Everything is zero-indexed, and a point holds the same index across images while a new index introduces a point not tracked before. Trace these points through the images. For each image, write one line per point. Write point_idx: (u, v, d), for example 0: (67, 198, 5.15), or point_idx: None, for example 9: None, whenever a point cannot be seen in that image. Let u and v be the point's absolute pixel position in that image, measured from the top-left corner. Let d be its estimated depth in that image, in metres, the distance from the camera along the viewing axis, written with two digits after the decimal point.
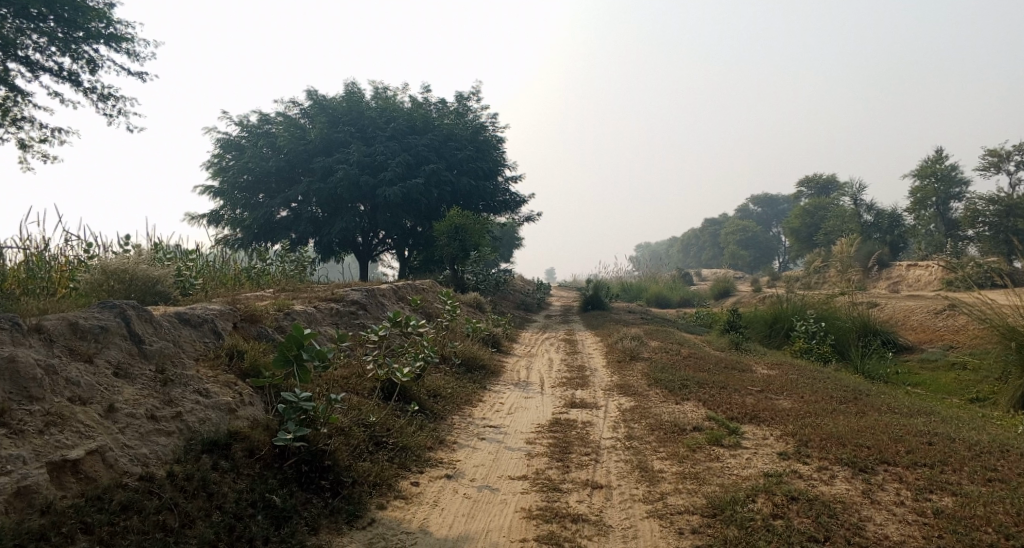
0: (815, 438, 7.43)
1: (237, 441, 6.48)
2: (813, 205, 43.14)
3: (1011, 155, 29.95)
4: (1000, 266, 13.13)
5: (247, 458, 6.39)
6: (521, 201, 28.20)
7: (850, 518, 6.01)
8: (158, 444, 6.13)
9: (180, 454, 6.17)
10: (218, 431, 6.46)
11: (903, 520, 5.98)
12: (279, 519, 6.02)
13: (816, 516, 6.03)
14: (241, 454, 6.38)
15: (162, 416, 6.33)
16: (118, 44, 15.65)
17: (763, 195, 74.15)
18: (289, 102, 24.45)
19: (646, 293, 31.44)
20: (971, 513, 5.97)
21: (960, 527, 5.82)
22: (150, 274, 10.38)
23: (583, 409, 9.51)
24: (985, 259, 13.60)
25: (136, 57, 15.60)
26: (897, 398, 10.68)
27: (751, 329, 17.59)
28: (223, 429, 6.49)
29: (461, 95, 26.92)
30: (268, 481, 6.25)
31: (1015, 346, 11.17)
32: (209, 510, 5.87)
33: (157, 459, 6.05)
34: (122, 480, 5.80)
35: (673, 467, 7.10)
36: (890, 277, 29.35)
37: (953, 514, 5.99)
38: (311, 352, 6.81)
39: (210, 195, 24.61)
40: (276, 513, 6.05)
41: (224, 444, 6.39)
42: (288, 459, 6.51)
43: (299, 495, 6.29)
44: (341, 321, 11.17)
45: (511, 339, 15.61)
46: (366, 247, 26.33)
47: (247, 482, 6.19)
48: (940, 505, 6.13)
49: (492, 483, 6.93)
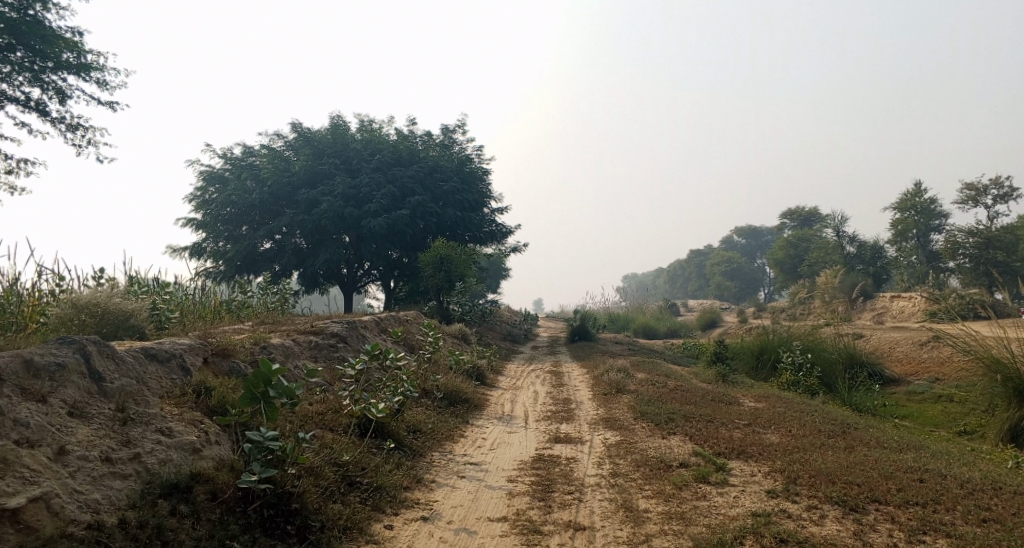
0: (804, 475, 7.21)
1: (199, 483, 6.20)
2: (797, 237, 43.37)
3: (990, 188, 30.17)
4: (983, 298, 13.05)
5: (209, 501, 6.11)
6: (508, 232, 28.07)
7: None
8: (111, 489, 5.85)
9: (135, 498, 5.88)
10: (179, 473, 6.17)
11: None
12: None
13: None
14: (203, 497, 6.11)
15: (118, 458, 6.05)
16: (88, 74, 15.60)
17: (748, 226, 74.51)
18: (274, 135, 24.30)
19: (633, 324, 31.28)
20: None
21: None
22: (124, 307, 10.10)
23: (567, 444, 9.26)
24: (968, 291, 13.52)
25: (106, 86, 15.58)
26: (885, 432, 10.50)
27: (737, 360, 17.44)
28: (184, 471, 6.22)
29: (447, 127, 26.88)
30: (229, 526, 5.97)
31: (1001, 378, 11.04)
32: None
33: (108, 505, 5.76)
34: (68, 529, 5.51)
35: (658, 506, 6.85)
36: (875, 309, 29.34)
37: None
38: (279, 389, 6.58)
39: (193, 227, 24.34)
40: None
41: (185, 487, 6.11)
42: (253, 502, 6.23)
43: (262, 541, 6.01)
44: (320, 354, 10.91)
45: (496, 371, 15.36)
46: (351, 279, 26.07)
47: (207, 528, 5.91)
48: None
49: (469, 526, 6.66)
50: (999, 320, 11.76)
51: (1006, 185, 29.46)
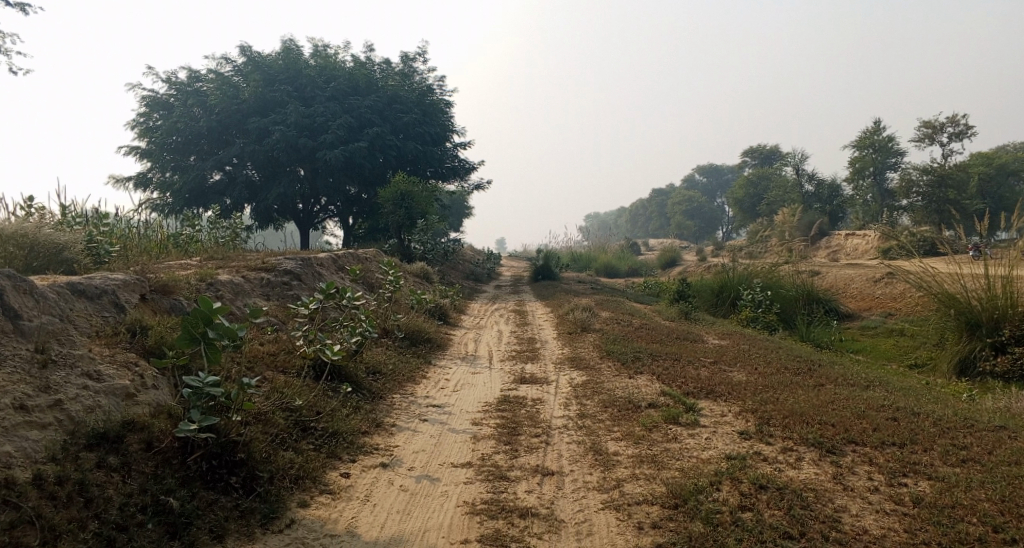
0: (777, 415, 6.99)
1: (132, 432, 5.77)
2: (756, 175, 43.34)
3: (945, 126, 30.18)
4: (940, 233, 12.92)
5: (144, 452, 5.69)
6: (470, 168, 27.43)
7: (825, 509, 5.59)
8: (27, 440, 5.37)
9: (57, 451, 5.42)
10: (107, 420, 5.72)
11: (878, 510, 5.58)
12: (174, 527, 5.36)
13: (788, 507, 5.58)
14: (137, 448, 5.68)
15: (35, 406, 5.55)
16: None
17: (708, 165, 74.37)
18: (221, 59, 23.14)
19: (595, 263, 31.07)
20: (949, 500, 5.59)
21: (944, 518, 5.42)
22: (56, 240, 9.61)
23: (533, 385, 8.96)
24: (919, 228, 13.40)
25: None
26: (848, 368, 10.41)
27: (698, 298, 17.32)
28: (115, 418, 5.75)
29: (406, 56, 25.89)
30: (165, 481, 5.57)
31: (953, 313, 11.00)
32: (84, 521, 5.16)
33: (23, 458, 5.28)
34: None
35: (628, 449, 6.60)
36: (830, 246, 29.45)
37: (933, 503, 5.59)
38: (220, 330, 6.12)
39: (137, 156, 23.32)
40: (170, 520, 5.38)
41: (115, 437, 5.67)
42: (192, 452, 5.81)
43: (203, 496, 5.62)
44: (273, 292, 10.43)
45: (458, 310, 14.97)
46: (307, 214, 25.34)
47: (139, 482, 5.50)
48: (918, 491, 5.75)
49: (431, 473, 6.34)
50: (955, 256, 11.54)
51: (961, 124, 29.49)
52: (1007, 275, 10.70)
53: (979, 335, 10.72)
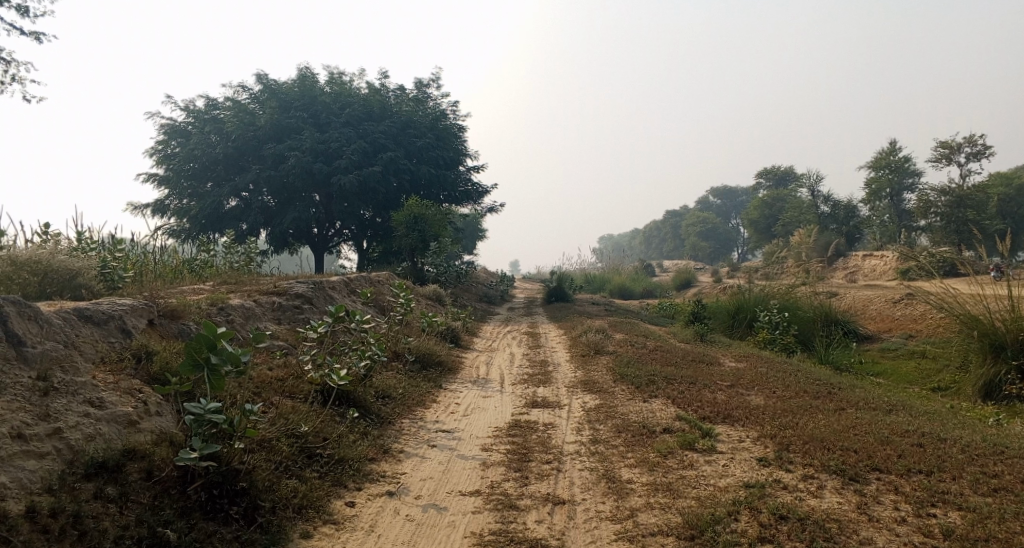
0: (797, 441, 6.77)
1: (132, 460, 5.65)
2: (772, 196, 43.05)
3: (962, 146, 29.91)
4: (959, 254, 12.65)
5: (144, 481, 5.57)
6: (484, 191, 27.39)
7: (849, 541, 5.37)
8: (23, 470, 5.25)
9: (53, 481, 5.30)
10: (107, 449, 5.60)
11: (906, 543, 5.35)
12: None
13: (810, 540, 5.37)
14: (136, 477, 5.56)
15: (33, 435, 5.43)
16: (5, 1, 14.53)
17: (723, 186, 74.08)
18: (238, 87, 23.28)
19: (610, 284, 30.87)
20: (982, 532, 5.35)
21: None
22: (69, 266, 9.58)
23: (545, 409, 8.77)
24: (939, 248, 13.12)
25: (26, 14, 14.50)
26: (868, 392, 10.15)
27: (714, 320, 17.08)
28: (115, 447, 5.64)
29: (420, 81, 25.97)
30: (164, 511, 5.43)
31: (977, 335, 10.71)
32: None
33: (19, 489, 5.16)
34: None
35: (642, 477, 6.40)
36: (847, 267, 29.10)
37: (964, 535, 5.35)
38: (223, 356, 6.00)
39: (154, 183, 23.44)
40: None
41: (114, 466, 5.54)
42: (193, 482, 5.67)
43: (202, 526, 5.47)
44: (284, 316, 10.33)
45: (471, 333, 14.81)
46: (322, 239, 25.33)
47: (137, 513, 5.37)
48: (948, 522, 5.51)
49: (439, 502, 6.17)
50: (977, 277, 11.25)
51: (979, 144, 29.21)
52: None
53: (1003, 358, 10.41)
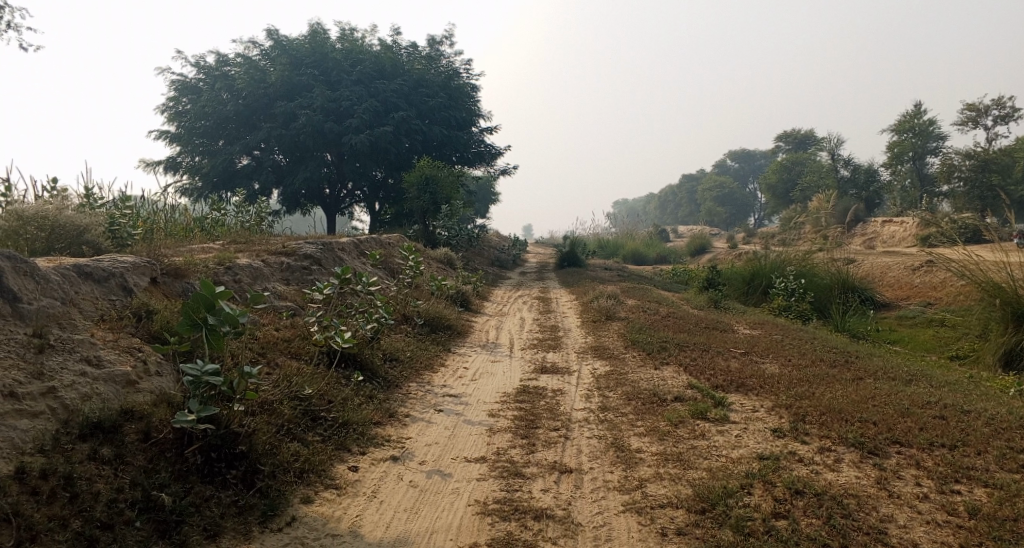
0: (813, 412, 6.58)
1: (129, 422, 5.55)
2: (790, 161, 42.42)
3: (990, 109, 29.21)
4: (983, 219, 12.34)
5: (140, 443, 5.48)
6: (497, 153, 27.05)
7: (869, 519, 5.20)
8: (15, 429, 5.15)
9: (46, 441, 5.20)
10: (103, 409, 5.50)
11: (929, 521, 5.18)
12: (165, 525, 5.11)
13: (827, 516, 5.20)
14: (133, 438, 5.47)
15: (26, 394, 5.33)
16: None
17: (740, 151, 73.15)
18: (249, 43, 22.97)
19: (623, 250, 30.62)
20: (1011, 512, 5.16)
21: (1004, 533, 5.00)
22: (76, 222, 9.44)
23: (554, 375, 8.62)
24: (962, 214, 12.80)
25: None
26: (886, 360, 9.94)
27: (728, 286, 16.83)
28: (111, 407, 5.54)
29: (433, 39, 25.53)
30: (160, 474, 5.33)
31: (999, 302, 10.44)
32: (69, 517, 4.94)
33: (10, 449, 5.06)
34: None
35: (652, 446, 6.24)
36: (865, 234, 28.65)
37: (991, 514, 5.17)
38: (221, 316, 5.86)
39: (166, 140, 23.26)
40: (160, 517, 5.13)
41: (110, 427, 5.45)
42: (190, 444, 5.56)
43: (198, 491, 5.38)
44: (292, 276, 10.19)
45: (482, 297, 14.64)
46: (334, 199, 25.16)
47: (132, 476, 5.27)
48: (973, 500, 5.33)
49: (443, 468, 6.05)
50: (1002, 242, 10.98)
51: (1006, 107, 28.51)
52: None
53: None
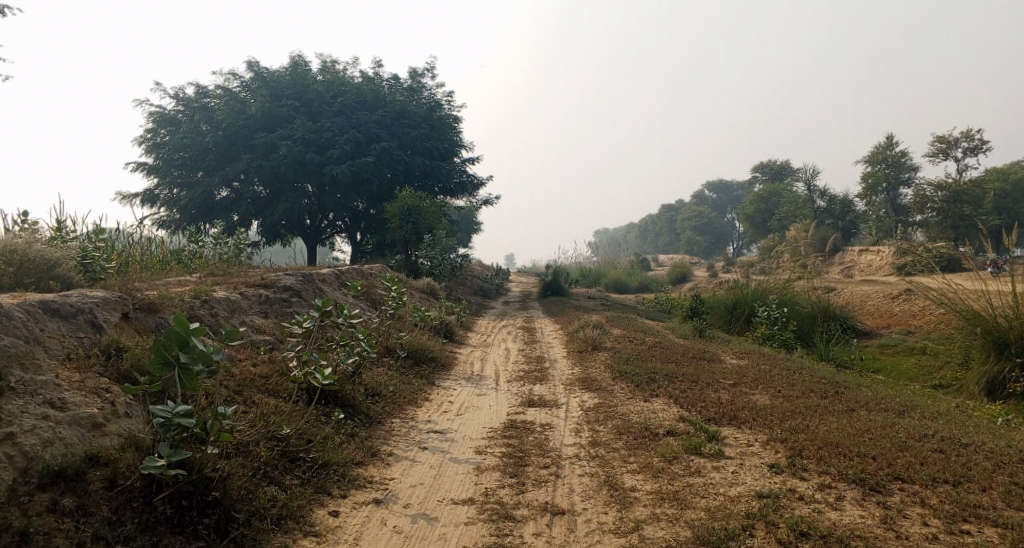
0: (811, 446, 6.39)
1: (94, 469, 5.27)
2: (768, 190, 42.73)
3: (959, 142, 29.58)
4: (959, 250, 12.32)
5: (105, 491, 5.19)
6: (479, 183, 26.94)
7: None
8: None
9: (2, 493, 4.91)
10: (66, 456, 5.22)
11: None
12: None
13: None
14: (97, 487, 5.19)
15: None
16: None
17: (718, 180, 73.69)
18: (229, 75, 22.84)
19: (605, 279, 30.52)
20: None
21: None
22: (46, 255, 9.14)
23: (541, 409, 8.38)
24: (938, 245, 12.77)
25: None
26: (874, 390, 9.80)
27: (712, 315, 16.69)
28: (75, 454, 5.26)
29: (415, 70, 25.51)
30: (124, 525, 5.05)
31: (980, 331, 10.36)
32: None
33: None
34: None
35: (646, 484, 6.02)
36: (844, 262, 28.74)
37: None
38: (194, 354, 5.59)
39: (144, 172, 22.95)
40: None
41: (72, 475, 5.17)
42: (160, 491, 5.28)
43: (167, 542, 5.09)
44: (271, 310, 9.92)
45: (465, 328, 14.40)
46: (315, 230, 24.90)
47: (95, 528, 4.99)
48: (984, 540, 5.15)
49: (430, 511, 5.79)
50: (979, 271, 10.96)
51: (977, 138, 28.87)
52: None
53: (1005, 355, 10.06)
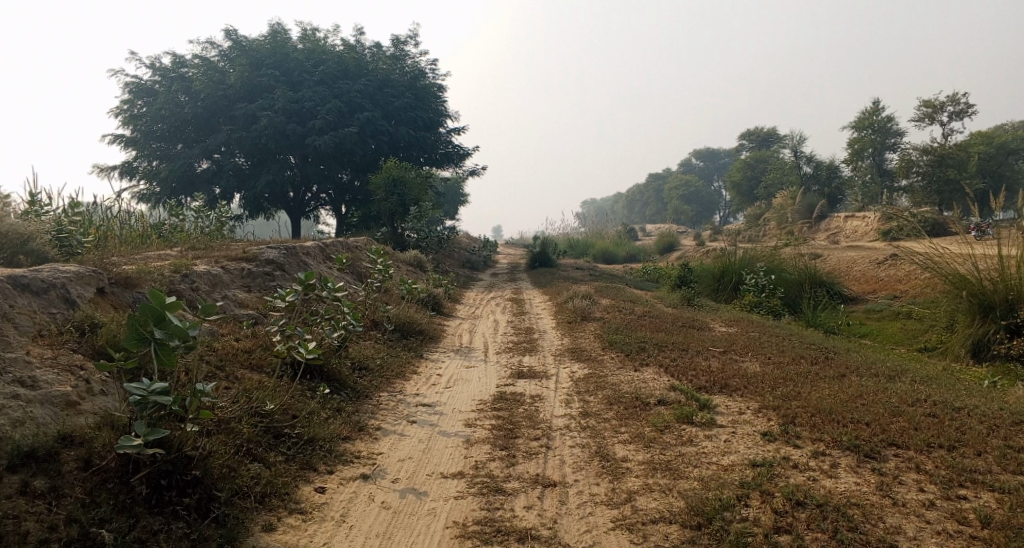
0: (803, 413, 6.31)
1: (68, 448, 5.15)
2: (754, 158, 42.59)
3: (945, 105, 29.47)
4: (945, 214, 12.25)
5: (80, 471, 5.06)
6: (464, 153, 26.66)
7: (874, 530, 4.95)
8: None
9: None
10: (38, 435, 5.09)
11: (939, 531, 4.93)
12: None
13: (832, 531, 4.94)
14: (71, 467, 5.06)
15: None
16: None
17: (705, 148, 73.48)
18: (206, 43, 22.34)
19: (592, 249, 30.40)
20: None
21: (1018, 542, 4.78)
22: (19, 230, 8.91)
23: (531, 380, 8.27)
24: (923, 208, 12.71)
25: None
26: (864, 355, 9.75)
27: (700, 283, 16.60)
28: (48, 433, 5.14)
29: (397, 38, 25.09)
30: (100, 507, 4.93)
31: (966, 294, 10.30)
32: None
33: None
34: None
35: (638, 454, 5.93)
36: (830, 228, 28.70)
37: (1004, 522, 4.93)
38: (170, 330, 5.43)
39: (122, 145, 22.52)
40: None
41: (44, 456, 5.04)
42: (137, 471, 5.14)
43: (146, 523, 4.97)
44: (254, 283, 9.74)
45: (453, 300, 14.26)
46: (299, 203, 24.59)
47: (68, 510, 4.86)
48: (982, 506, 5.10)
49: (418, 486, 5.69)
50: (965, 235, 10.86)
51: (961, 102, 28.75)
52: (1020, 254, 10.03)
53: (992, 318, 10.02)
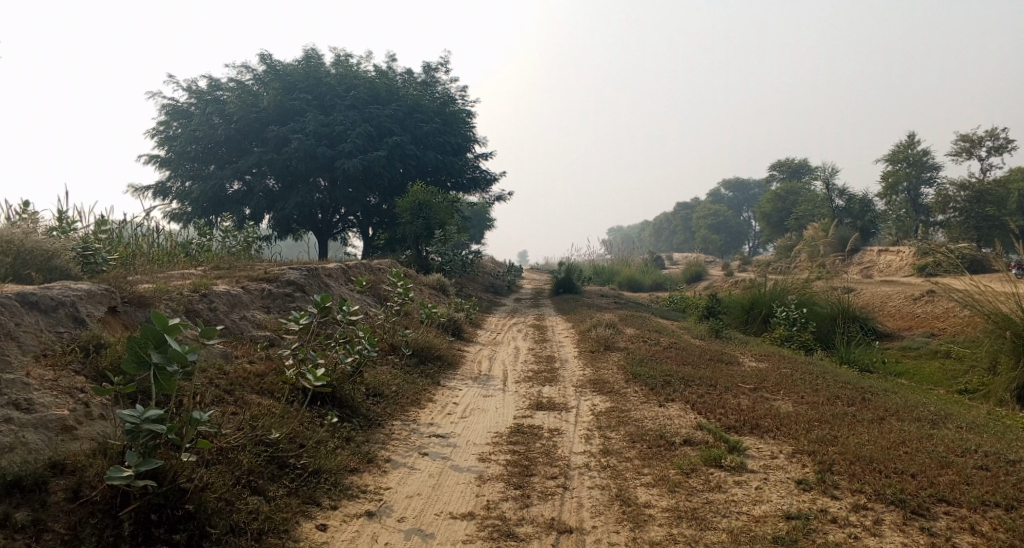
0: (841, 460, 5.93)
1: (57, 477, 5.03)
2: (785, 189, 42.02)
3: (984, 140, 28.83)
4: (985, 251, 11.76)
5: (67, 503, 4.93)
6: (492, 179, 26.52)
7: None
8: None
9: None
10: (27, 463, 4.99)
11: None
12: None
13: None
14: (58, 498, 4.93)
15: None
16: None
17: (735, 179, 72.91)
18: (242, 67, 22.48)
19: (619, 277, 30.01)
20: None
21: None
22: (43, 247, 8.79)
23: (550, 412, 7.93)
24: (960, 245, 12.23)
25: None
26: (901, 396, 9.28)
27: (728, 314, 16.16)
28: (38, 461, 5.03)
29: (429, 65, 25.11)
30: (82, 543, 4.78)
31: (1009, 335, 9.82)
32: None
33: None
34: None
35: (661, 499, 5.58)
36: (862, 262, 28.07)
37: None
38: (169, 354, 5.21)
39: (156, 165, 22.65)
40: None
41: (31, 485, 4.93)
42: (127, 504, 4.97)
43: None
44: (273, 304, 9.53)
45: (475, 325, 13.98)
46: (326, 225, 24.52)
47: None
48: None
49: (426, 527, 5.40)
50: (1008, 273, 10.38)
51: (1001, 137, 28.12)
52: None
53: None
